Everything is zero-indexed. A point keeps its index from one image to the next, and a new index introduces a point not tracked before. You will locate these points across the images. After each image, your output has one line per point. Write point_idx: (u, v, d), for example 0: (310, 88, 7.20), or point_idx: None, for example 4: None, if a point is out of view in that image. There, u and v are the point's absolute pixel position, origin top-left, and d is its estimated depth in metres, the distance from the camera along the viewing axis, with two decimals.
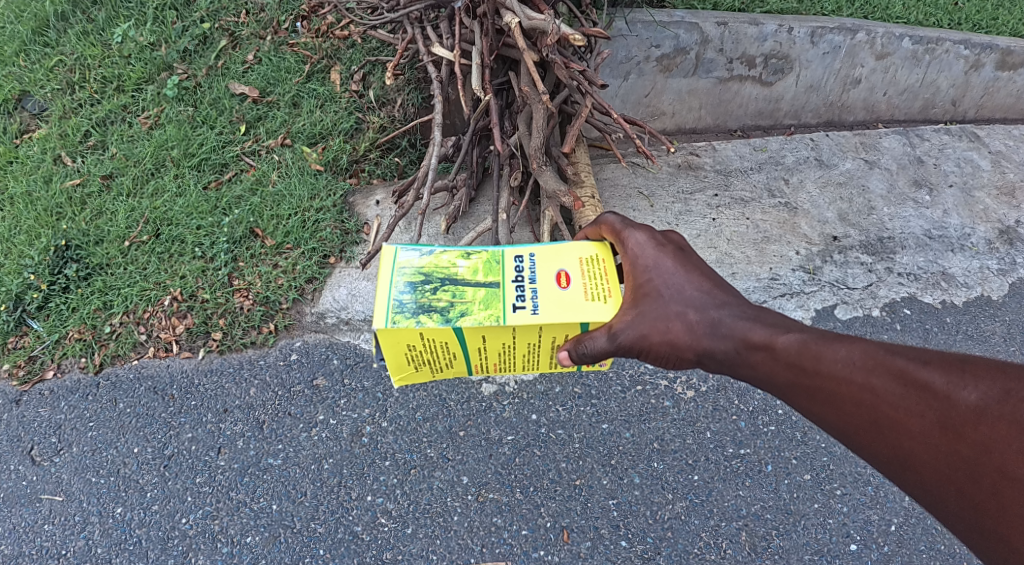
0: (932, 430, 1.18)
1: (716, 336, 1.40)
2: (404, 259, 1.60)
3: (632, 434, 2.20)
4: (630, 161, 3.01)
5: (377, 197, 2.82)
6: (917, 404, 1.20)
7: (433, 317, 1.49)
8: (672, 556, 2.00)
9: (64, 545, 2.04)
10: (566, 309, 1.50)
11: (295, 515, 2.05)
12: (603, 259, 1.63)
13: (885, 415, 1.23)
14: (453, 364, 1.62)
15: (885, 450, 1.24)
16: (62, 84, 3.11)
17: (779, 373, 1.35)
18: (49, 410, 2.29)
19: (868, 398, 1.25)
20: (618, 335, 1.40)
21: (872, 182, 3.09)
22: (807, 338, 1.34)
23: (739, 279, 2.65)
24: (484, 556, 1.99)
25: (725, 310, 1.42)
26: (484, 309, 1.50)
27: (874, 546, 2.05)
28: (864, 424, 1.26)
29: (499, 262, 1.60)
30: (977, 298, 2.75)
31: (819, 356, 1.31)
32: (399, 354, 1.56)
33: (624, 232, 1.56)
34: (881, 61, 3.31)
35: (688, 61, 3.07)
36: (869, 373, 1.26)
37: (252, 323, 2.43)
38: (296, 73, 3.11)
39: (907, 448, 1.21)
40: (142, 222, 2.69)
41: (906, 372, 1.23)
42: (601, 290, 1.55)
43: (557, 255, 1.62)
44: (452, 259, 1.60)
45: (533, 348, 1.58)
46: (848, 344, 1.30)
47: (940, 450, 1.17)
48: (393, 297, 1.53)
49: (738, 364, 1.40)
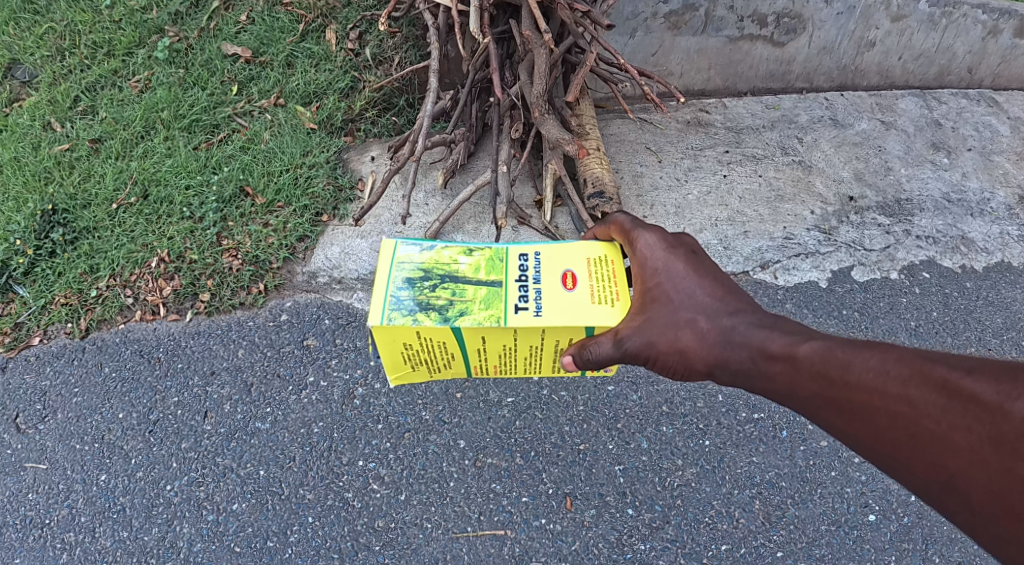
0: (982, 448, 1.00)
1: (731, 345, 1.29)
2: (403, 254, 1.51)
3: (639, 397, 2.09)
4: (638, 117, 2.89)
5: (372, 153, 2.72)
6: (963, 417, 1.03)
7: (431, 314, 1.40)
8: (682, 525, 1.90)
9: (47, 514, 1.96)
10: (570, 312, 1.40)
11: (284, 481, 1.96)
12: (611, 261, 1.52)
13: (926, 430, 1.07)
14: (451, 364, 1.54)
15: (926, 471, 1.07)
16: (52, 51, 2.93)
17: (803, 385, 1.21)
18: (34, 376, 2.19)
19: (906, 411, 1.09)
20: (624, 342, 1.32)
21: (889, 144, 2.96)
22: (832, 345, 1.21)
23: (752, 238, 2.53)
24: (482, 524, 1.89)
25: (738, 318, 1.31)
26: (485, 309, 1.41)
27: (894, 517, 1.95)
28: (901, 442, 1.10)
29: (502, 260, 1.50)
30: (998, 263, 2.62)
31: (847, 363, 1.17)
32: (395, 353, 1.48)
33: (633, 233, 1.46)
34: (896, 24, 3.10)
35: (697, 18, 2.92)
36: (906, 383, 1.10)
37: (241, 283, 2.33)
38: (290, 32, 2.95)
39: (953, 469, 1.04)
40: (130, 184, 2.57)
41: (948, 382, 1.07)
42: (608, 292, 1.45)
43: (564, 256, 1.52)
44: (453, 256, 1.51)
45: (535, 351, 1.48)
46: (880, 352, 1.16)
47: (995, 471, 0.99)
48: (390, 293, 1.43)
49: (755, 376, 1.27)
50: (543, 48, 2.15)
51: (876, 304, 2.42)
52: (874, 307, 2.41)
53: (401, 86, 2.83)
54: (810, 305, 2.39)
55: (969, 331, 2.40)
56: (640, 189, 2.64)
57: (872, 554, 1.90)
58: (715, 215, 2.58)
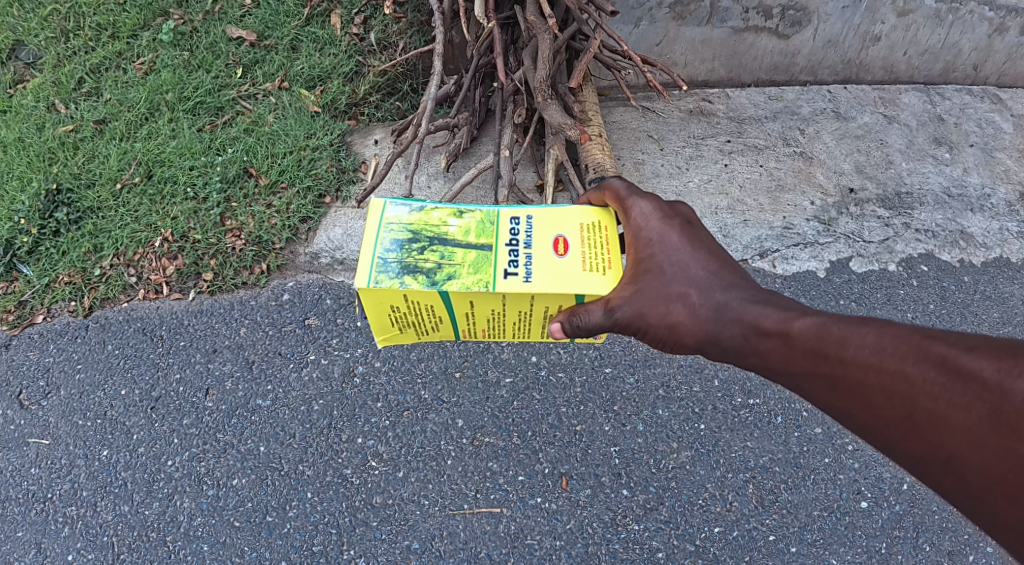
0: (981, 426, 1.04)
1: (723, 321, 1.30)
2: (392, 214, 1.52)
3: (636, 380, 2.11)
4: (641, 105, 2.90)
5: (376, 136, 2.74)
6: (962, 395, 1.06)
7: (419, 278, 1.42)
8: (676, 507, 1.93)
9: (50, 489, 1.99)
10: (561, 278, 1.41)
11: (283, 457, 1.99)
12: (605, 227, 1.54)
13: (922, 408, 1.10)
14: (439, 327, 1.56)
15: (922, 448, 1.12)
16: (57, 33, 2.94)
17: (796, 361, 1.23)
18: (38, 353, 2.22)
19: (902, 389, 1.11)
20: (615, 311, 1.33)
21: (891, 137, 2.96)
22: (827, 321, 1.21)
23: (751, 226, 2.55)
24: (478, 502, 1.92)
25: (733, 293, 1.31)
26: (474, 273, 1.43)
27: (886, 505, 1.97)
28: (895, 420, 1.13)
29: (492, 224, 1.52)
30: (996, 258, 2.63)
31: (843, 341, 1.18)
32: (383, 315, 1.50)
33: (628, 201, 1.46)
34: (902, 18, 3.10)
35: (703, 9, 2.92)
36: (903, 361, 1.12)
37: (244, 263, 2.35)
38: (296, 16, 2.95)
39: (950, 447, 1.08)
40: (134, 165, 2.58)
41: (947, 359, 1.09)
42: (600, 260, 1.46)
43: (556, 220, 1.52)
44: (443, 217, 1.52)
45: (524, 317, 1.50)
46: (876, 328, 1.17)
47: (992, 449, 1.03)
48: (378, 254, 1.45)
49: (747, 353, 1.29)
50: (547, 34, 2.18)
51: (874, 295, 2.44)
52: (871, 298, 2.43)
53: (405, 70, 2.84)
54: (808, 294, 2.41)
55: (966, 325, 2.42)
56: (641, 176, 2.66)
57: (862, 540, 1.92)
58: (716, 203, 2.60)
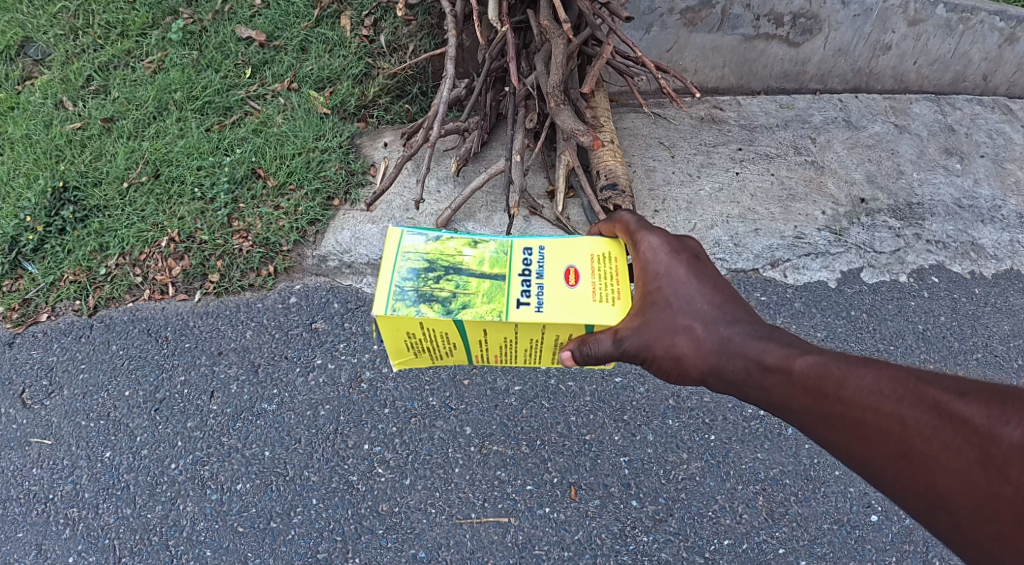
0: (971, 469, 1.02)
1: (726, 355, 1.27)
2: (409, 243, 1.50)
3: (646, 389, 2.09)
4: (653, 111, 2.89)
5: (385, 139, 2.72)
6: (953, 438, 1.04)
7: (434, 305, 1.40)
8: (685, 519, 1.91)
9: (51, 490, 1.96)
10: (571, 308, 1.40)
11: (289, 462, 1.97)
12: (615, 258, 1.52)
13: (916, 449, 1.07)
14: (453, 353, 1.54)
15: (914, 490, 1.08)
16: (65, 31, 2.91)
17: (796, 397, 1.20)
18: (41, 352, 2.20)
19: (897, 429, 1.09)
20: (623, 341, 1.32)
21: (902, 147, 2.95)
22: (828, 359, 1.19)
23: (762, 236, 2.53)
24: (485, 511, 1.90)
25: (736, 328, 1.28)
26: (488, 302, 1.42)
27: (897, 518, 1.95)
28: (889, 460, 1.10)
29: (506, 253, 1.50)
30: (1008, 271, 2.60)
31: (842, 380, 1.16)
32: (398, 340, 1.48)
33: (638, 234, 1.44)
34: (913, 27, 3.08)
35: (714, 15, 2.91)
36: (898, 402, 1.11)
37: (251, 265, 2.34)
38: (305, 17, 2.94)
39: (942, 489, 1.04)
40: (141, 163, 2.56)
41: (940, 403, 1.08)
42: (610, 291, 1.45)
43: (567, 251, 1.51)
44: (458, 247, 1.51)
45: (536, 344, 1.48)
46: (875, 369, 1.16)
47: (982, 492, 1.00)
48: (395, 282, 1.44)
49: (750, 387, 1.26)
50: (561, 38, 2.20)
51: (885, 306, 2.41)
52: (882, 309, 2.40)
53: (415, 73, 2.83)
54: (819, 305, 2.39)
55: (977, 337, 2.40)
56: (652, 183, 2.64)
57: (873, 554, 1.90)
58: (726, 211, 2.58)
